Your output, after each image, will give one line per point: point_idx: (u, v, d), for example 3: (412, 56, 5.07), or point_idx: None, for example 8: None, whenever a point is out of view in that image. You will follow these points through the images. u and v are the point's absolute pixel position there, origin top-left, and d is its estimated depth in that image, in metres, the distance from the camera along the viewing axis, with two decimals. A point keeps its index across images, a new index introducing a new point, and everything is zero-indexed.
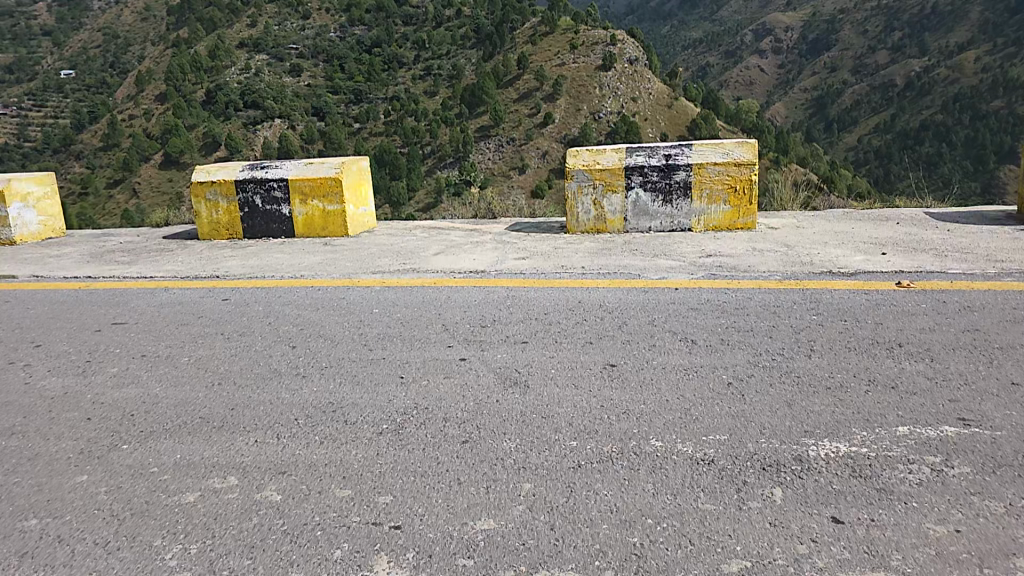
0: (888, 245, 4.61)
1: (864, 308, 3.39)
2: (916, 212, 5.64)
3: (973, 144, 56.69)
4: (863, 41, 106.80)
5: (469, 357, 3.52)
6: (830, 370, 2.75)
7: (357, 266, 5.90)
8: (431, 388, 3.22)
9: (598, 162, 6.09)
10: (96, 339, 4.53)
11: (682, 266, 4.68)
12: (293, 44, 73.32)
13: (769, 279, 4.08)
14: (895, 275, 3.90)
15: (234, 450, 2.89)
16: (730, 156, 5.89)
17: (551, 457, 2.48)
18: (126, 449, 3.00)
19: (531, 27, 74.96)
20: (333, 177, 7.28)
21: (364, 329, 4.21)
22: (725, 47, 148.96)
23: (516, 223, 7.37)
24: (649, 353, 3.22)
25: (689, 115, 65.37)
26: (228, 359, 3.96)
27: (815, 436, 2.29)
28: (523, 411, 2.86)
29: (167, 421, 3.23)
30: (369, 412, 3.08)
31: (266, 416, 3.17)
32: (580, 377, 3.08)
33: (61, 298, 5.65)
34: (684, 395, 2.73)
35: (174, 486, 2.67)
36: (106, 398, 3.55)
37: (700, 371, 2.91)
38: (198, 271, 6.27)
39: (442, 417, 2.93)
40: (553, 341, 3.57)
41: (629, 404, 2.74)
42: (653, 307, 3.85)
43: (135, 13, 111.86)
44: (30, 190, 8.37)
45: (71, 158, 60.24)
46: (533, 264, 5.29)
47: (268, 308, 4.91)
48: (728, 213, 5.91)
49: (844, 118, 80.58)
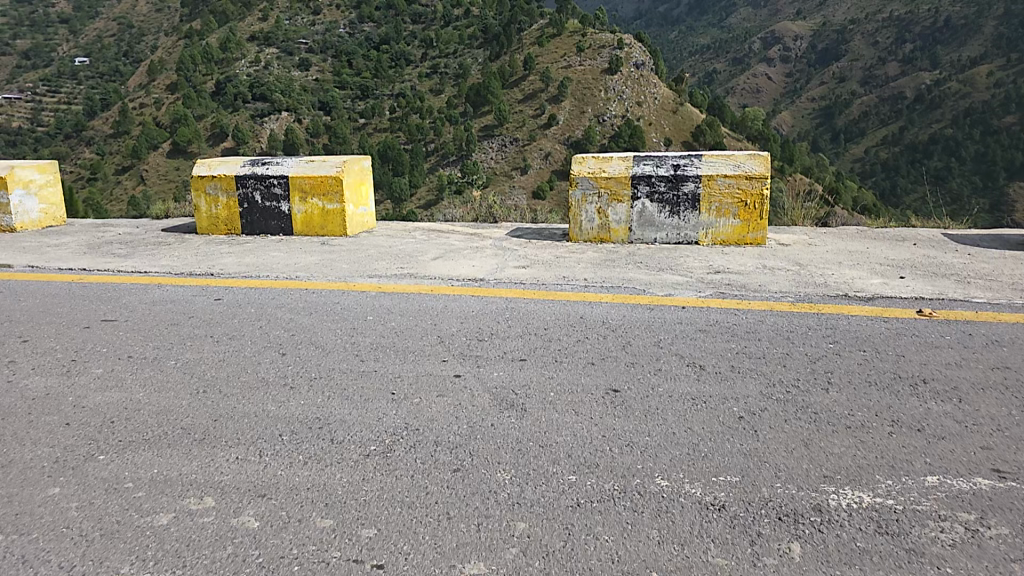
0: (904, 267, 4.45)
1: (884, 337, 3.23)
2: (933, 233, 5.45)
3: (983, 159, 56.38)
4: (873, 53, 106.58)
5: (464, 373, 3.34)
6: (850, 407, 2.57)
7: (354, 268, 5.74)
8: (424, 408, 3.04)
9: (604, 170, 5.92)
10: (84, 337, 4.37)
11: (688, 281, 4.52)
12: (303, 39, 72.70)
13: (781, 301, 3.91)
14: (914, 301, 3.74)
15: (215, 467, 2.72)
16: (741, 168, 5.68)
17: (551, 493, 2.30)
18: (102, 459, 2.84)
19: (539, 29, 75.11)
20: (333, 176, 7.09)
21: (357, 338, 4.03)
22: (733, 55, 149.56)
23: (518, 228, 7.19)
24: (655, 378, 3.04)
25: (694, 121, 65.41)
26: (215, 364, 3.80)
27: (835, 484, 2.13)
28: (521, 436, 2.71)
29: (148, 430, 3.07)
30: (357, 430, 2.91)
31: (251, 430, 3.00)
32: (579, 402, 2.91)
33: (53, 291, 5.50)
34: (692, 428, 2.56)
35: (148, 505, 2.50)
36: (88, 401, 3.39)
37: (708, 401, 2.75)
38: (194, 268, 6.09)
39: (434, 439, 2.75)
40: (553, 360, 3.39)
41: (633, 436, 2.58)
42: (659, 326, 3.68)
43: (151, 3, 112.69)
44: (33, 177, 8.21)
45: (82, 144, 60.62)
46: (533, 274, 5.12)
47: (261, 310, 4.73)
48: (737, 227, 5.73)
49: (850, 129, 80.49)
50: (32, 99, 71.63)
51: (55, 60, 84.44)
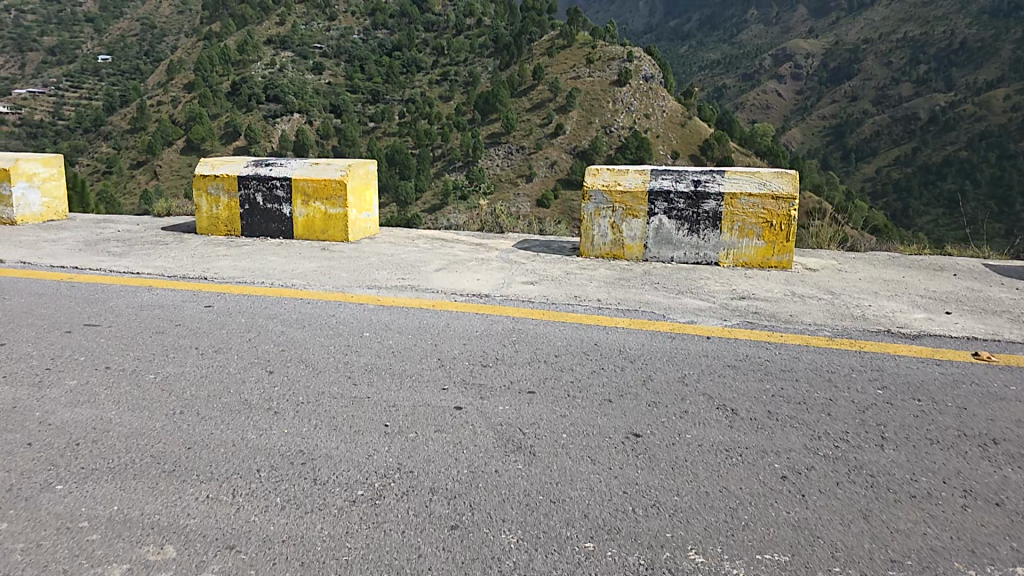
0: (949, 300, 4.12)
1: (937, 383, 2.96)
2: (973, 264, 5.08)
3: (998, 184, 55.42)
4: (886, 73, 106.24)
5: (466, 407, 2.97)
6: (909, 470, 2.35)
7: (353, 276, 5.42)
8: (421, 448, 2.67)
9: (619, 183, 5.61)
10: (64, 342, 4.04)
11: (711, 307, 4.17)
12: (318, 43, 73.02)
13: (816, 335, 3.58)
14: (967, 342, 3.43)
15: (182, 509, 2.34)
16: (767, 187, 5.35)
17: (565, 566, 1.96)
18: (59, 491, 2.46)
19: (550, 39, 75.27)
20: (337, 179, 6.78)
21: (352, 357, 3.69)
22: (743, 71, 149.71)
23: (526, 240, 6.83)
24: (681, 423, 2.70)
25: (702, 135, 65.15)
26: (195, 381, 3.41)
27: (909, 573, 1.87)
28: (529, 488, 2.35)
29: (116, 457, 2.68)
30: (347, 470, 2.54)
31: (224, 463, 2.62)
32: (596, 449, 2.55)
33: (39, 290, 5.18)
34: (729, 489, 2.27)
35: (100, 553, 2.12)
36: (56, 419, 3.03)
37: (744, 455, 2.46)
38: (186, 271, 5.76)
39: (430, 487, 2.40)
40: (564, 396, 3.02)
41: (659, 494, 2.26)
42: (683, 358, 3.34)
43: (174, 6, 113.56)
44: (37, 171, 7.92)
45: (100, 138, 61.15)
46: (543, 291, 4.78)
47: (251, 320, 4.40)
48: (761, 249, 5.37)
49: (861, 150, 80.02)
50: (53, 92, 71.25)
51: (79, 56, 85.67)
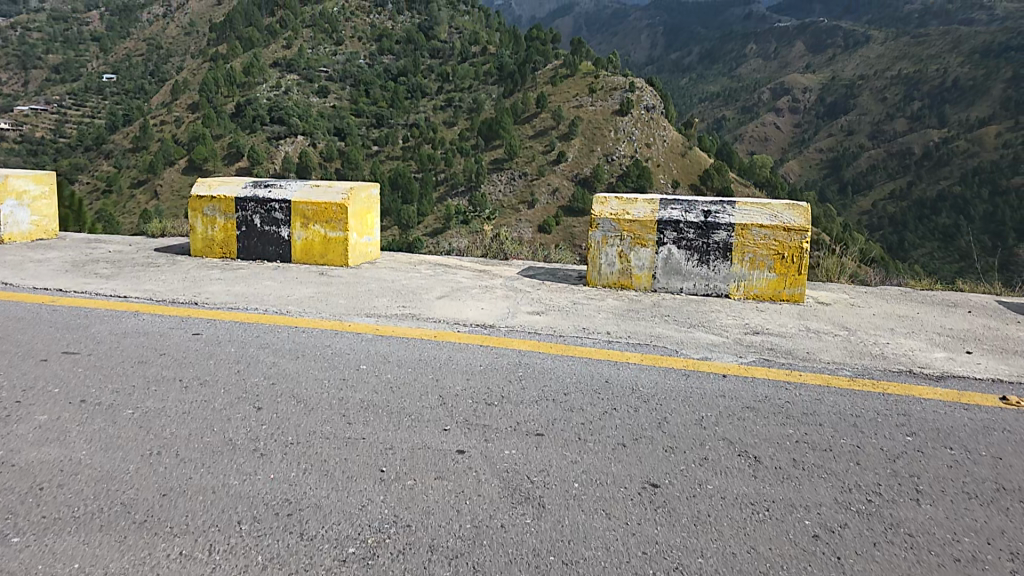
0: (967, 339, 3.99)
1: (973, 432, 2.78)
2: (985, 301, 4.97)
3: (992, 220, 56.18)
4: (882, 108, 108.53)
5: (469, 451, 2.78)
6: (952, 529, 2.16)
7: (352, 304, 5.25)
8: (419, 496, 2.47)
9: (627, 212, 5.51)
10: (41, 372, 3.83)
11: (725, 343, 4.02)
12: (324, 67, 73.79)
13: (836, 374, 3.43)
14: (992, 384, 3.30)
15: (151, 569, 2.12)
16: (779, 219, 5.26)
17: None
18: (15, 543, 2.24)
19: (553, 68, 76.42)
20: (338, 203, 6.66)
21: (345, 394, 3.46)
22: (741, 103, 152.52)
23: (530, 267, 6.68)
24: (700, 471, 2.53)
25: (702, 165, 65.96)
26: (177, 419, 3.19)
27: None
28: (537, 545, 2.16)
29: (82, 504, 2.46)
30: (339, 524, 2.32)
31: (202, 514, 2.41)
32: (610, 501, 2.36)
33: (19, 314, 4.97)
34: (756, 549, 2.08)
35: None
36: (20, 459, 2.81)
37: (771, 509, 2.27)
38: (176, 295, 5.58)
39: (428, 544, 2.20)
40: (576, 441, 2.83)
41: (682, 555, 2.07)
42: (699, 399, 3.17)
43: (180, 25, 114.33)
44: (27, 188, 7.74)
45: (101, 156, 60.98)
46: (551, 322, 4.61)
47: (243, 350, 4.21)
48: (773, 281, 5.25)
49: (858, 182, 81.07)
50: (57, 110, 71.73)
51: (83, 75, 86.37)
